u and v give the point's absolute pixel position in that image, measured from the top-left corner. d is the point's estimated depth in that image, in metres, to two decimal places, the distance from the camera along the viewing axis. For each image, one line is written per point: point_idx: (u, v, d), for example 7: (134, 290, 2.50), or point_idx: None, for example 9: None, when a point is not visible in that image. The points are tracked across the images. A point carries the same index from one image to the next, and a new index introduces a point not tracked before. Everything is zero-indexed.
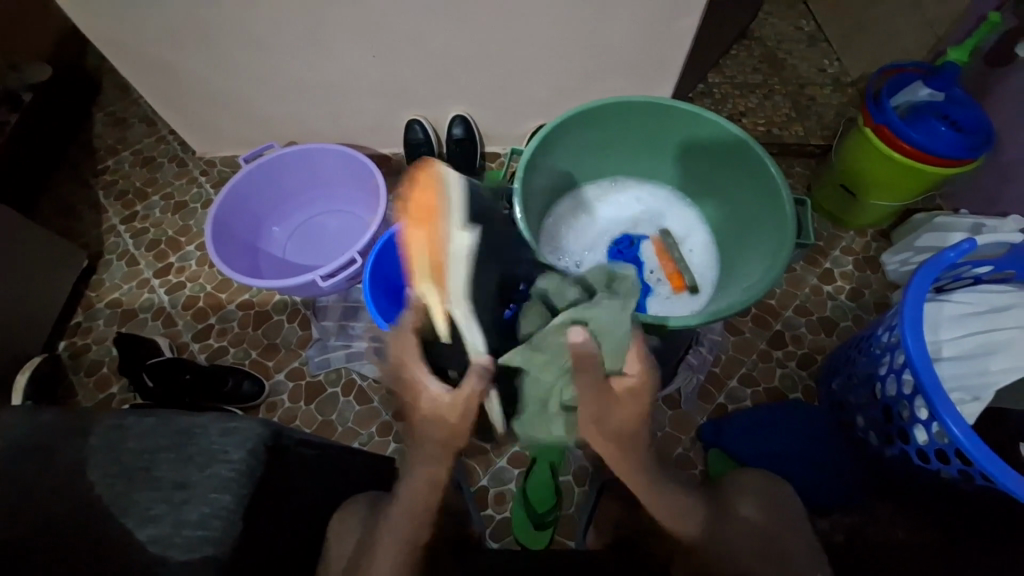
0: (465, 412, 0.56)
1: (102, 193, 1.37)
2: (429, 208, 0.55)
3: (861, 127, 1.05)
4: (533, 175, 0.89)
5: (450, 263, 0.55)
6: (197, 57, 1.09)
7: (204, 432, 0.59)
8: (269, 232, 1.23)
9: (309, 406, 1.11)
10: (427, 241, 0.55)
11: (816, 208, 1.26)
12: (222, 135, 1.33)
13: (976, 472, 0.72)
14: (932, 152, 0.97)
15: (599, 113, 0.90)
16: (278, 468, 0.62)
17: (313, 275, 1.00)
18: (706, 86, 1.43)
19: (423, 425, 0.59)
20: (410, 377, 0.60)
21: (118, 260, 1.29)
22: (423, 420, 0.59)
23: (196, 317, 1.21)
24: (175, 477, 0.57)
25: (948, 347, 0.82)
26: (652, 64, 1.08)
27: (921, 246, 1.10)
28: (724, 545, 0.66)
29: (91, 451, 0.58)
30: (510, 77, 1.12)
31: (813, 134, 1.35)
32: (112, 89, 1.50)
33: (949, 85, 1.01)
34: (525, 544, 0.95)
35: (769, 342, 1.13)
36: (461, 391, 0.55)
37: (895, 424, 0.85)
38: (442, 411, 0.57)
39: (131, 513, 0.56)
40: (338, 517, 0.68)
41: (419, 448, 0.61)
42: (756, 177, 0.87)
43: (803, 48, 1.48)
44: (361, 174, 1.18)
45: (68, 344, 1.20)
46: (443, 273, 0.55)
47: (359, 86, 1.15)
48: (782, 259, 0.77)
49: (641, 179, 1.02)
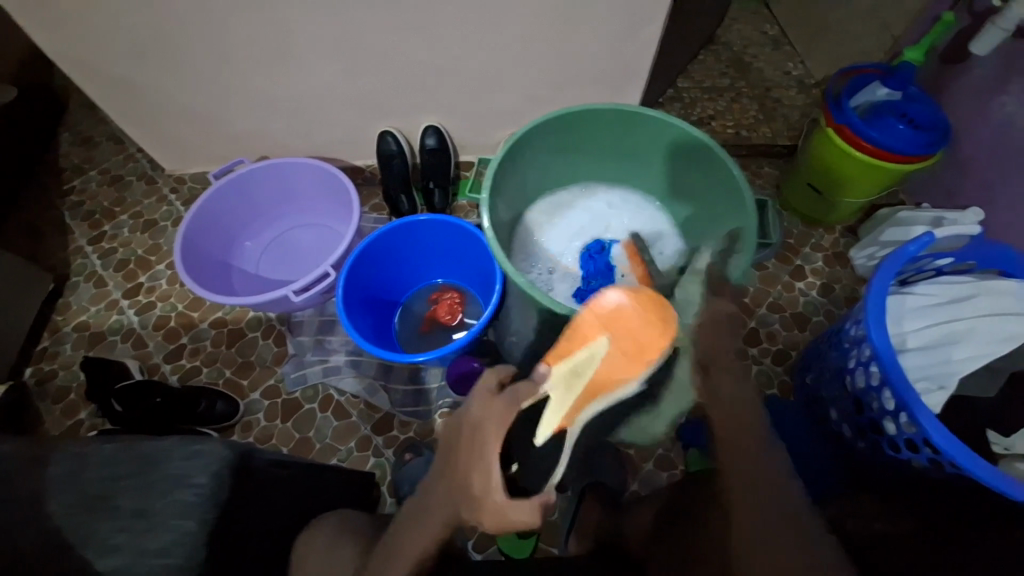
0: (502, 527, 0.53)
1: (68, 214, 1.34)
2: (632, 350, 0.67)
3: (824, 127, 1.08)
4: (501, 184, 0.90)
5: (604, 398, 0.65)
6: (162, 74, 1.07)
7: (166, 457, 0.58)
8: (241, 248, 1.21)
9: (286, 423, 1.09)
10: (618, 371, 0.65)
11: (785, 207, 1.29)
12: (191, 152, 1.31)
13: (944, 460, 0.73)
14: (892, 151, 1.00)
15: (564, 121, 0.91)
16: (245, 490, 0.61)
17: (286, 290, 0.99)
18: (675, 90, 1.46)
19: (472, 504, 0.54)
20: (487, 447, 0.55)
21: (85, 282, 1.26)
22: (475, 507, 0.53)
23: (168, 337, 1.19)
24: (135, 505, 0.56)
25: (913, 338, 0.83)
26: (620, 71, 1.10)
27: (886, 240, 1.13)
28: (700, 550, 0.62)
29: (48, 482, 0.56)
30: (481, 87, 1.13)
31: (780, 135, 1.39)
32: (79, 108, 1.47)
33: (905, 84, 1.05)
34: (509, 553, 0.94)
35: (745, 340, 1.15)
36: (517, 508, 0.53)
37: (866, 416, 0.86)
38: (492, 518, 0.53)
39: (90, 544, 0.54)
40: (303, 537, 0.66)
41: (451, 509, 0.55)
42: (719, 178, 0.88)
43: (768, 52, 1.52)
44: (334, 187, 1.17)
45: (34, 370, 1.16)
46: (592, 401, 0.64)
47: (330, 100, 1.14)
48: (746, 259, 0.79)
49: (610, 184, 1.03)
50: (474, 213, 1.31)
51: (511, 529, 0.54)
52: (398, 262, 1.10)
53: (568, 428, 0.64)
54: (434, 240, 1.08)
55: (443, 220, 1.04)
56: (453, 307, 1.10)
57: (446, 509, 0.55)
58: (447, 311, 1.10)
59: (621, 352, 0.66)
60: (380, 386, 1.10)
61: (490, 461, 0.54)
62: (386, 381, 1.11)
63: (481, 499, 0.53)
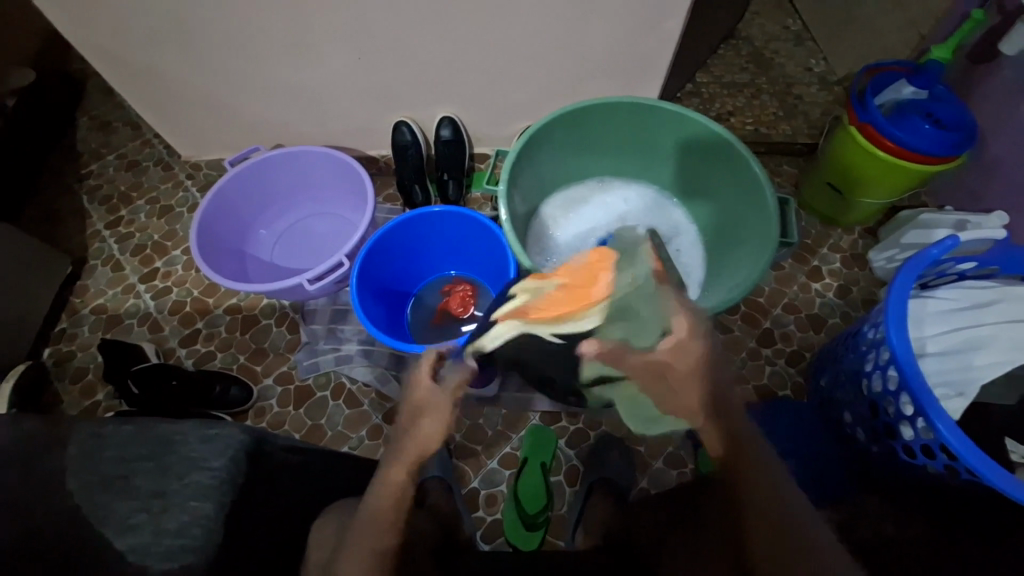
0: (438, 415, 0.64)
1: (86, 198, 1.35)
2: (578, 304, 0.75)
3: (846, 125, 1.06)
4: (518, 178, 0.89)
5: (533, 323, 0.77)
6: (181, 60, 1.08)
7: (184, 440, 0.59)
8: (256, 235, 1.22)
9: (298, 410, 1.10)
10: (550, 306, 0.76)
11: (804, 206, 1.27)
12: (207, 138, 1.31)
13: (961, 467, 0.72)
14: (918, 151, 0.98)
15: (583, 114, 0.90)
16: (260, 475, 0.62)
17: (300, 278, 0.99)
18: (694, 85, 1.44)
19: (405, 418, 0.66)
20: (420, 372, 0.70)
21: (103, 265, 1.28)
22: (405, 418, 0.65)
23: (183, 322, 1.20)
24: (154, 486, 0.57)
25: (932, 343, 0.82)
26: (639, 64, 1.08)
27: (907, 243, 1.11)
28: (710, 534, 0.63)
29: (68, 461, 0.58)
30: (498, 78, 1.12)
31: (800, 133, 1.36)
32: (97, 93, 1.48)
33: (931, 83, 1.02)
34: (515, 544, 0.94)
35: (758, 340, 1.13)
36: (444, 392, 0.67)
37: (881, 420, 0.85)
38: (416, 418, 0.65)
39: (109, 523, 0.55)
40: (316, 526, 0.65)
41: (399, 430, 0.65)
42: (740, 175, 0.87)
43: (791, 48, 1.49)
44: (349, 176, 1.17)
45: (53, 351, 1.18)
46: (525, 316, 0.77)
47: (346, 89, 1.14)
48: (766, 258, 0.78)
49: (627, 179, 1.02)
50: (487, 206, 1.30)
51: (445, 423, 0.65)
52: (412, 254, 1.10)
53: (502, 325, 0.78)
54: (446, 232, 1.08)
55: (457, 212, 1.03)
56: (465, 299, 1.10)
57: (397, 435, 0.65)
58: (459, 303, 1.10)
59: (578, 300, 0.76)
60: (391, 376, 1.11)
61: (420, 377, 0.69)
62: (397, 371, 1.11)
63: (411, 404, 0.67)
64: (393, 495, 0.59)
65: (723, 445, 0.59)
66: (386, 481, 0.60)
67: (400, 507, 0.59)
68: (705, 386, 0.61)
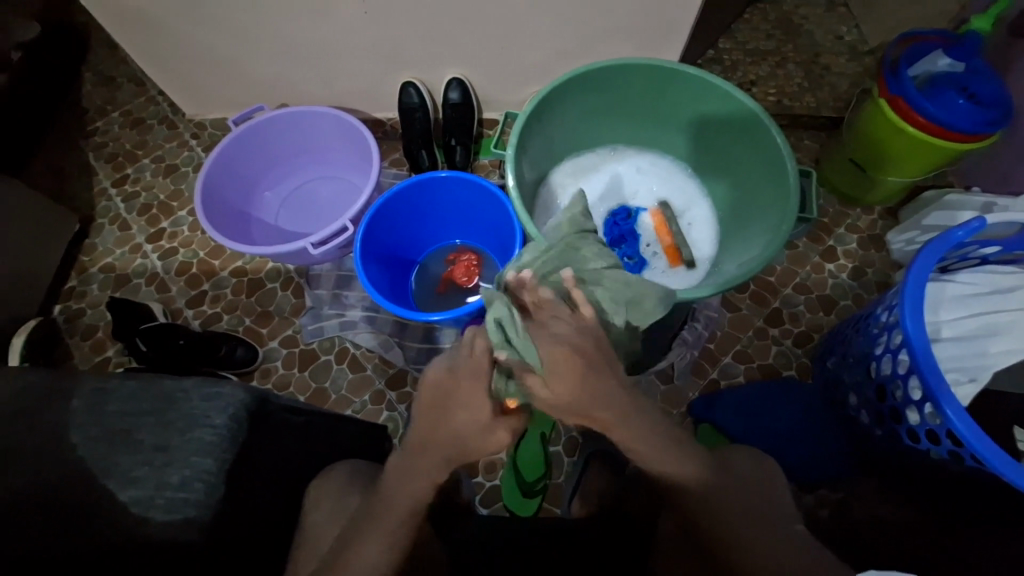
0: (432, 475, 0.57)
1: (92, 156, 1.34)
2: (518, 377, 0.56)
3: (876, 98, 1.01)
4: (527, 142, 0.87)
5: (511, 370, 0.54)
6: (181, 12, 1.04)
7: (186, 397, 0.60)
8: (261, 197, 1.21)
9: (303, 373, 1.11)
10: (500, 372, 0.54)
11: (823, 183, 1.22)
12: (212, 97, 1.29)
13: (967, 454, 0.71)
14: (950, 127, 0.92)
15: (599, 75, 0.86)
16: (261, 433, 0.62)
17: (305, 241, 0.98)
18: (716, 52, 1.37)
19: (462, 389, 0.52)
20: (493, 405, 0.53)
21: (110, 224, 1.28)
22: (462, 403, 0.52)
23: (190, 283, 1.21)
24: (155, 441, 0.58)
25: (948, 328, 0.80)
26: (661, 24, 1.02)
27: (929, 225, 1.07)
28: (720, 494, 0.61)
29: (73, 414, 0.58)
30: (510, 38, 1.07)
31: (825, 105, 1.29)
32: (101, 49, 1.45)
33: (969, 55, 0.95)
34: (513, 509, 0.95)
35: (766, 319, 1.11)
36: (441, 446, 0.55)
37: (888, 404, 0.84)
38: (467, 410, 0.53)
39: (113, 475, 0.57)
40: (316, 482, 0.67)
41: (449, 407, 0.53)
42: (762, 146, 0.83)
43: (821, 14, 1.40)
44: (355, 138, 1.14)
45: (63, 308, 1.20)
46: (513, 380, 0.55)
47: (351, 47, 1.10)
48: (783, 233, 0.75)
49: (642, 149, 0.99)
50: (495, 173, 1.27)
51: (444, 457, 0.56)
52: (417, 218, 1.08)
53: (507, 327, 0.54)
54: (452, 200, 1.06)
55: (464, 177, 1.01)
56: (470, 268, 1.09)
57: (427, 413, 0.54)
58: (464, 273, 1.09)
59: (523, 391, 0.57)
60: (395, 343, 1.11)
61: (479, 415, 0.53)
62: (400, 338, 1.12)
63: (454, 420, 0.53)
64: (412, 494, 0.57)
65: (570, 411, 0.51)
66: (410, 474, 0.57)
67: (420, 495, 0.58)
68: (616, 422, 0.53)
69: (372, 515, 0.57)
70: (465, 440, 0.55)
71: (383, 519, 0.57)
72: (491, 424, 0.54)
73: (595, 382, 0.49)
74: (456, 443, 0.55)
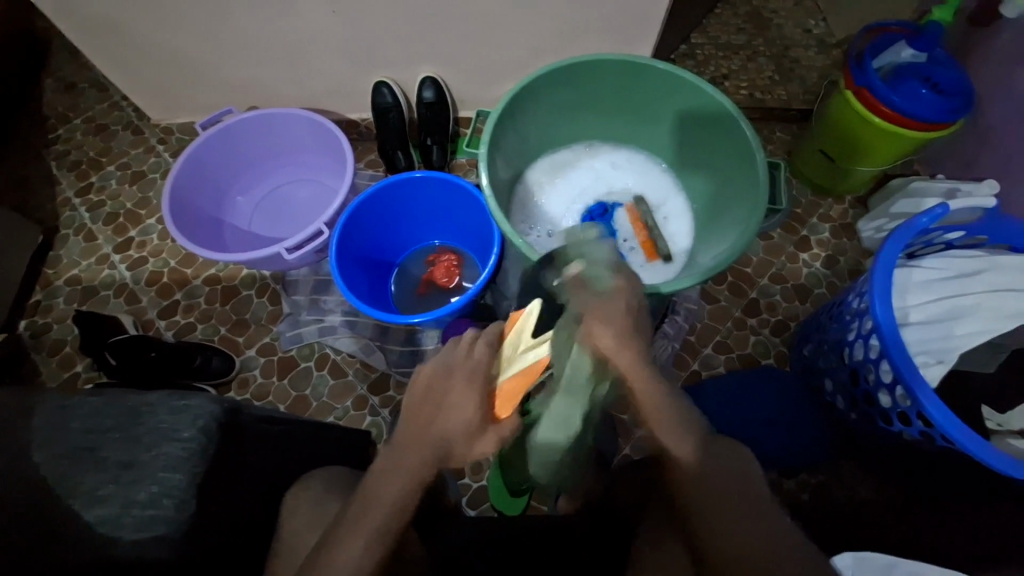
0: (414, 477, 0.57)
1: (54, 164, 1.29)
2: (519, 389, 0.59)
3: (842, 90, 1.03)
4: (501, 141, 0.86)
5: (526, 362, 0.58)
6: (141, 14, 1.00)
7: (153, 412, 0.58)
8: (233, 203, 1.18)
9: (282, 381, 1.09)
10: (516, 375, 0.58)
11: (795, 174, 1.25)
12: (178, 100, 1.25)
13: (936, 434, 0.73)
14: (913, 117, 0.95)
15: (570, 72, 0.86)
16: (234, 445, 0.61)
17: (278, 247, 0.96)
18: (688, 46, 1.38)
19: (450, 390, 0.57)
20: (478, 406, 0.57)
21: (75, 235, 1.23)
22: (451, 396, 0.57)
23: (161, 293, 1.17)
24: (121, 457, 0.56)
25: (916, 312, 0.82)
26: (632, 20, 1.03)
27: (896, 212, 1.10)
28: (710, 478, 0.61)
29: (35, 433, 0.56)
30: (482, 36, 1.06)
31: (795, 97, 1.32)
32: (60, 52, 1.40)
33: (931, 46, 0.99)
34: (501, 509, 0.96)
35: (745, 310, 1.13)
36: (425, 445, 0.57)
37: (861, 388, 0.86)
38: (455, 404, 0.57)
39: (78, 495, 0.55)
40: (292, 492, 0.65)
41: (441, 399, 0.57)
42: (732, 139, 0.84)
43: (789, 7, 1.43)
44: (328, 141, 1.12)
45: (27, 323, 1.15)
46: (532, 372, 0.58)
47: (321, 47, 1.08)
48: (754, 224, 0.76)
49: (616, 144, 0.99)
50: (473, 172, 1.26)
51: (427, 456, 0.57)
52: (394, 220, 1.07)
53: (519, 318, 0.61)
54: (429, 200, 1.05)
55: (440, 177, 1.00)
56: (450, 269, 1.08)
57: (416, 413, 0.58)
58: (444, 273, 1.07)
59: (514, 393, 0.59)
60: (376, 347, 1.10)
61: (465, 416, 0.56)
62: (382, 342, 1.10)
63: (442, 415, 0.57)
64: (391, 501, 0.56)
65: (613, 354, 0.61)
66: (392, 476, 0.57)
67: (401, 504, 0.56)
68: (643, 385, 0.62)
69: (348, 526, 0.55)
70: (452, 437, 0.57)
71: (360, 534, 0.54)
72: (478, 427, 0.57)
73: (635, 334, 0.61)
74: (439, 443, 0.57)
